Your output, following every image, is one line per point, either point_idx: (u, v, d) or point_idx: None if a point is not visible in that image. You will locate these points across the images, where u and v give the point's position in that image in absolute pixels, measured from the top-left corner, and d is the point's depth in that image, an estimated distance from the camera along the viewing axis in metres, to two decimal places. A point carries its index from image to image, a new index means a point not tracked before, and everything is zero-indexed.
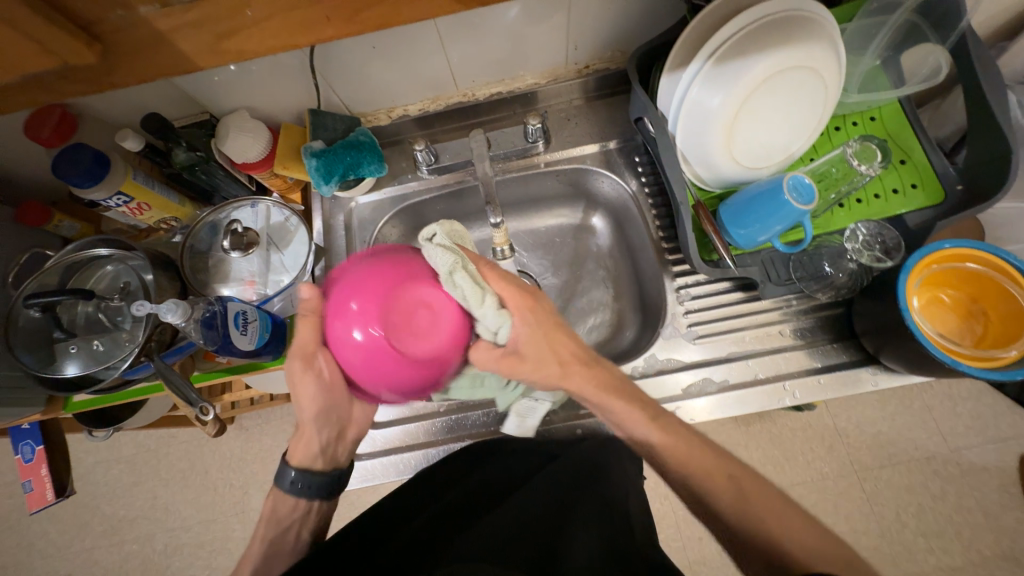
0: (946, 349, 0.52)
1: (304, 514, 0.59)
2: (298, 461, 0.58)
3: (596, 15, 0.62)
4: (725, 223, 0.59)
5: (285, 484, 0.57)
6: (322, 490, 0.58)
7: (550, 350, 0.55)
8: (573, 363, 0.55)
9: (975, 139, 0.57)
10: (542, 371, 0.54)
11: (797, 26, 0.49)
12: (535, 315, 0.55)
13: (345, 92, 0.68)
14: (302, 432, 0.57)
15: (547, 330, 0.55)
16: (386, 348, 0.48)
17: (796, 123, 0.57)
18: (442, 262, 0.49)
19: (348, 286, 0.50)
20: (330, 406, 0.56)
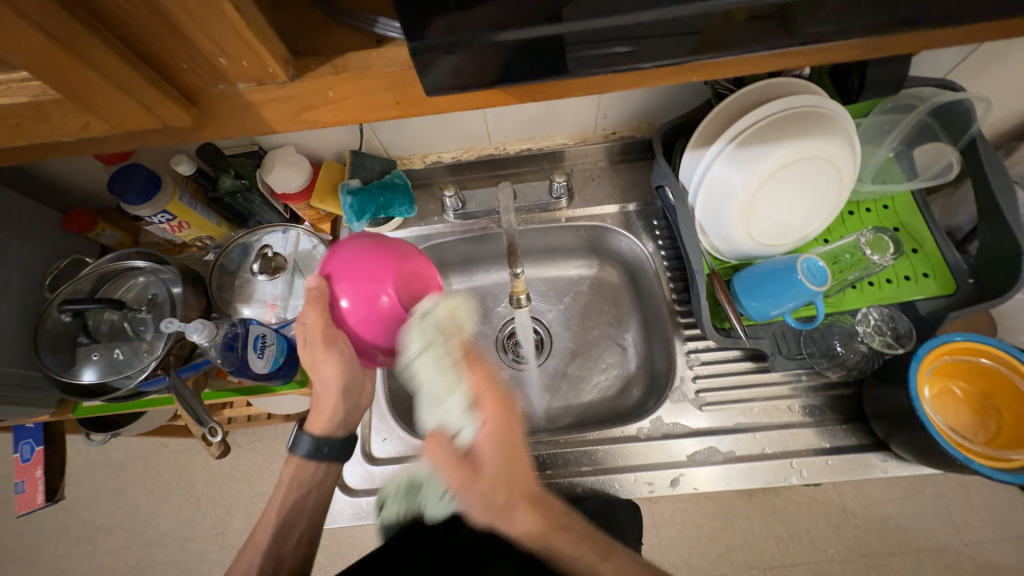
0: (958, 444, 0.51)
1: (321, 481, 0.58)
2: (315, 428, 0.57)
3: (626, 91, 0.67)
4: (739, 293, 0.61)
5: (301, 450, 0.56)
6: (340, 453, 0.57)
7: (503, 480, 0.46)
8: (519, 501, 0.46)
9: (984, 238, 0.59)
10: (489, 495, 0.46)
11: (815, 121, 0.53)
12: (505, 427, 0.48)
13: (386, 137, 0.73)
14: (322, 400, 0.56)
15: (511, 449, 0.48)
16: (391, 314, 0.49)
17: (810, 206, 0.59)
18: (420, 335, 0.47)
19: (353, 261, 0.50)
20: (355, 378, 0.55)
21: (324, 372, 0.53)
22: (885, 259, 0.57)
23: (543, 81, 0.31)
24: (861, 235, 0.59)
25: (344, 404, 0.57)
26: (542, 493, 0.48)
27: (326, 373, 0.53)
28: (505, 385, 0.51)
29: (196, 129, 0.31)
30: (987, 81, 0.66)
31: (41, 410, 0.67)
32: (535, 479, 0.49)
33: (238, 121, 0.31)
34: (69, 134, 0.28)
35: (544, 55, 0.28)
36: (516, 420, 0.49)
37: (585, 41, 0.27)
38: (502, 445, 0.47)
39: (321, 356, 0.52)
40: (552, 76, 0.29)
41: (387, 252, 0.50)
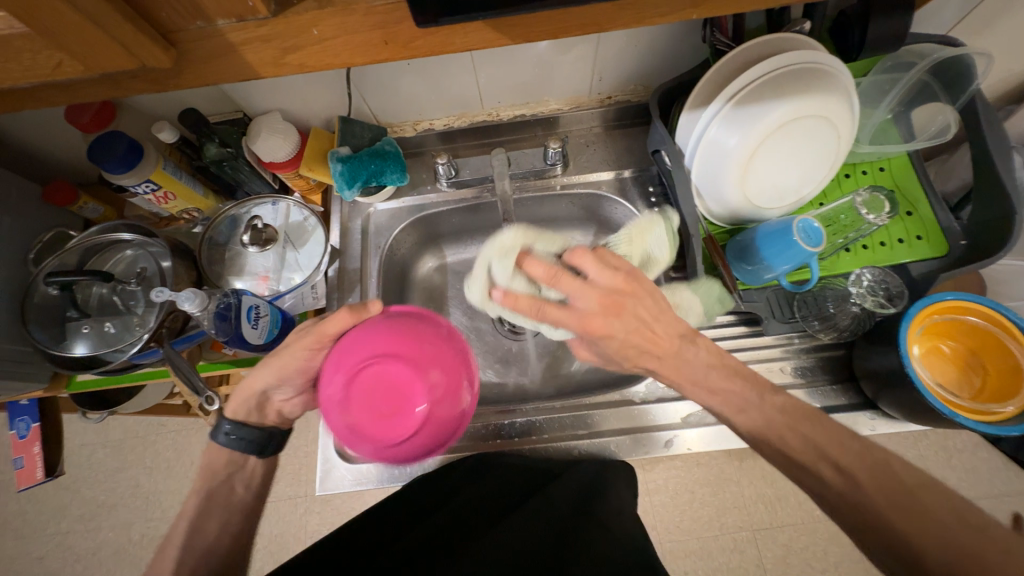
0: (945, 400, 0.53)
1: (228, 476, 0.60)
2: (232, 415, 0.60)
3: (622, 50, 0.65)
4: (733, 259, 0.62)
5: (220, 437, 0.60)
6: (253, 445, 0.60)
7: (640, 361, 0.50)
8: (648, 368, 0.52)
9: (979, 199, 0.59)
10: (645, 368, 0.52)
11: (814, 78, 0.52)
12: (620, 324, 0.48)
13: (375, 103, 0.71)
14: (240, 389, 0.59)
15: (628, 339, 0.48)
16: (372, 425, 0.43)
17: (807, 168, 0.59)
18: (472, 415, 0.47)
19: (342, 352, 0.47)
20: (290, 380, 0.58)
21: (283, 359, 0.56)
22: (881, 219, 0.57)
23: (536, 15, 0.29)
24: (857, 195, 0.58)
25: (257, 395, 0.59)
26: (676, 350, 0.50)
27: (279, 360, 0.57)
28: (579, 289, 0.47)
29: (175, 75, 0.30)
30: (987, 39, 0.65)
31: (34, 385, 0.66)
32: (671, 332, 0.50)
33: (218, 66, 0.30)
34: (37, 75, 0.27)
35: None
36: (632, 316, 0.48)
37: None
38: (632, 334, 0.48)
39: (298, 346, 0.55)
40: (546, 7, 0.28)
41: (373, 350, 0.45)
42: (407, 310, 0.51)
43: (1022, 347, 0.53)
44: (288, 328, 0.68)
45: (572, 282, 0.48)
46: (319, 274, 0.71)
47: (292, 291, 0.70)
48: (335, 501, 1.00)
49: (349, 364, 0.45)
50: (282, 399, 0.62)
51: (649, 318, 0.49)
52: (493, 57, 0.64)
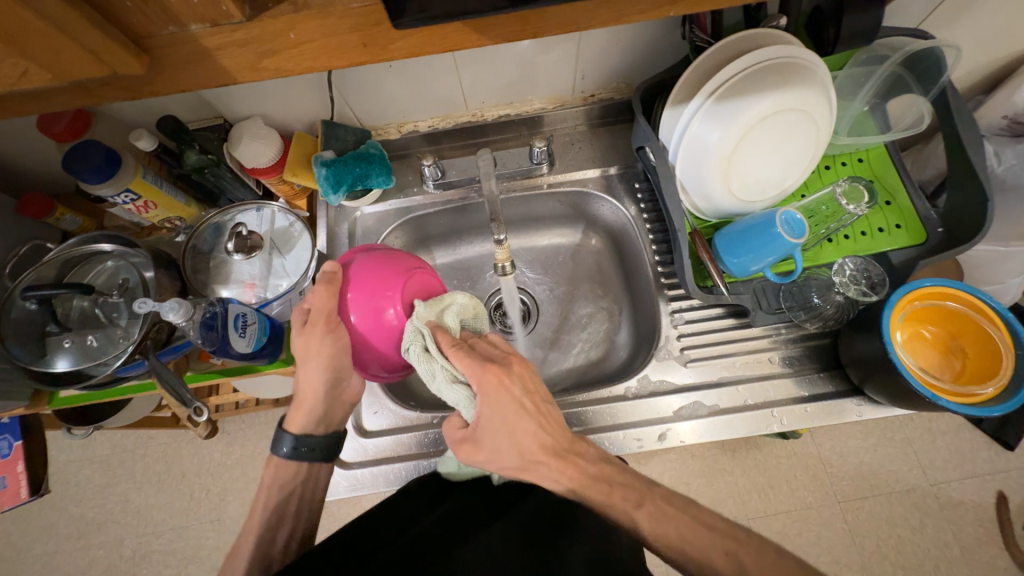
0: (928, 383, 0.54)
1: (304, 479, 0.60)
2: (298, 428, 0.59)
3: (604, 48, 0.65)
4: (720, 251, 0.62)
5: (286, 450, 0.58)
6: (325, 450, 0.59)
7: (510, 434, 0.50)
8: (537, 457, 0.50)
9: (955, 189, 0.61)
10: (487, 445, 0.50)
11: (791, 72, 0.53)
12: (503, 393, 0.49)
13: (358, 105, 0.70)
14: (303, 398, 0.57)
15: (510, 413, 0.49)
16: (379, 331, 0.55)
17: (787, 162, 0.60)
18: (455, 398, 0.50)
19: (352, 276, 0.56)
20: (343, 371, 0.57)
21: (321, 355, 0.54)
22: (860, 209, 0.58)
23: (516, 15, 0.29)
24: (837, 186, 0.60)
25: (322, 398, 0.58)
26: (565, 443, 0.52)
27: (318, 358, 0.55)
28: (488, 353, 0.52)
29: (151, 81, 0.29)
30: (957, 33, 0.67)
31: (15, 402, 0.65)
32: (560, 427, 0.52)
33: (193, 72, 0.29)
34: (5, 86, 0.26)
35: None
36: (520, 378, 0.51)
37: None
38: (511, 412, 0.49)
39: (316, 341, 0.54)
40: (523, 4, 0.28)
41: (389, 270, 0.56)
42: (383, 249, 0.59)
43: (999, 330, 0.54)
44: (277, 335, 0.67)
45: (486, 346, 0.53)
46: (307, 280, 0.70)
47: (281, 298, 0.69)
48: (332, 508, 1.00)
49: (393, 282, 0.55)
50: (345, 391, 0.61)
51: (535, 387, 0.52)
52: (476, 57, 0.64)
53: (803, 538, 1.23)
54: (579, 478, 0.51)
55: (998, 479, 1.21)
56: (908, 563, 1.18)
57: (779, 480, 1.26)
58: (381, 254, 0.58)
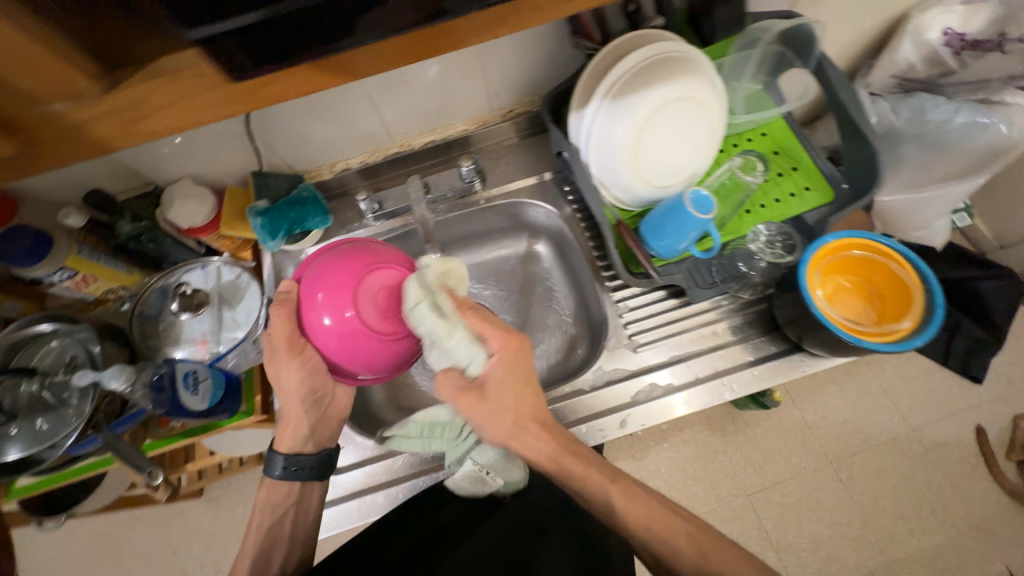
0: (851, 329, 0.57)
1: (297, 499, 0.60)
2: (287, 447, 0.59)
3: (507, 67, 0.69)
4: (646, 237, 0.65)
5: (277, 471, 0.58)
6: (315, 469, 0.59)
7: (515, 399, 0.53)
8: (531, 424, 0.54)
9: (850, 147, 0.66)
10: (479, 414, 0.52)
11: (673, 66, 0.58)
12: (517, 361, 0.53)
13: (285, 153, 0.73)
14: (288, 417, 0.59)
15: (523, 381, 0.53)
16: (354, 333, 0.52)
17: (692, 145, 0.63)
18: (467, 355, 0.51)
19: (320, 276, 0.54)
20: (318, 389, 0.59)
21: (288, 378, 0.56)
22: (756, 176, 0.69)
23: (363, 49, 0.32)
24: (734, 162, 0.70)
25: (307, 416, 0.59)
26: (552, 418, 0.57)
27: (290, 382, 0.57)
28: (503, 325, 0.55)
29: (30, 160, 0.31)
30: (824, 9, 0.73)
31: None
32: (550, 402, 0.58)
33: (68, 147, 0.31)
34: None
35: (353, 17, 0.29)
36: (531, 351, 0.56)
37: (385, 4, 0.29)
38: (522, 375, 0.53)
39: (285, 364, 0.56)
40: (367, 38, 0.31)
41: (362, 257, 0.54)
42: (352, 240, 0.58)
43: (905, 269, 0.58)
44: (235, 388, 0.68)
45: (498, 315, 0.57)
46: (259, 328, 0.71)
47: (235, 349, 0.69)
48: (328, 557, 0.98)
49: (360, 274, 0.53)
50: (333, 404, 0.62)
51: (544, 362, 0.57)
52: (389, 92, 0.68)
53: (803, 504, 1.26)
54: (559, 451, 0.54)
55: (972, 414, 1.31)
56: (905, 511, 1.24)
57: (771, 451, 1.30)
58: (341, 248, 0.56)
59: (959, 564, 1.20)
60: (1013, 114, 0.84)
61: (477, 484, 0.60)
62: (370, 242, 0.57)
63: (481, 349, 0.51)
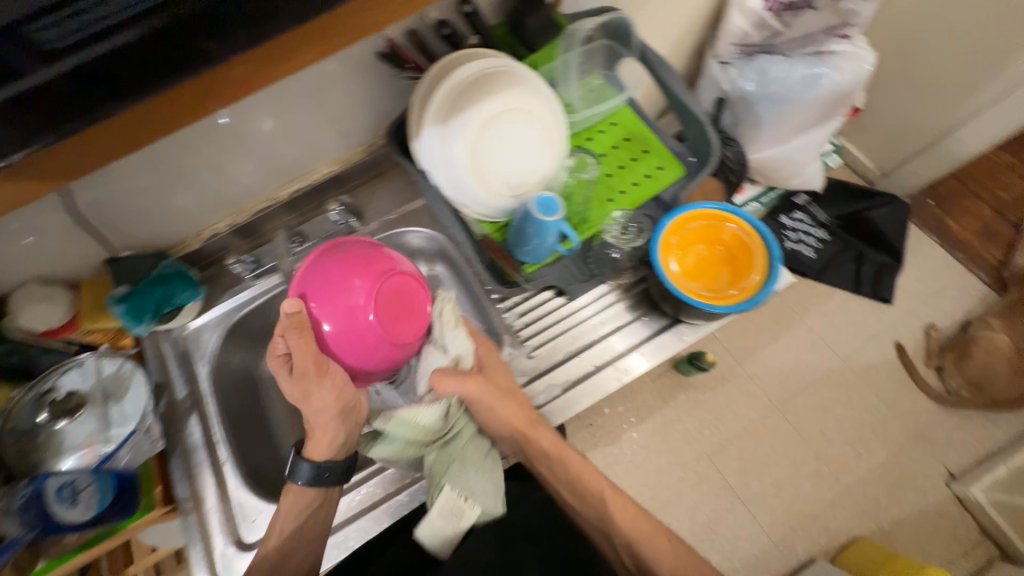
0: (711, 295, 0.62)
1: (320, 505, 0.62)
2: (318, 456, 0.61)
3: (347, 106, 0.70)
4: (512, 247, 0.66)
5: (305, 479, 0.60)
6: (341, 471, 0.62)
7: (504, 389, 0.64)
8: (532, 420, 0.63)
9: (688, 122, 0.70)
10: (479, 396, 0.61)
11: (489, 82, 0.60)
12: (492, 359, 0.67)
13: (139, 231, 0.70)
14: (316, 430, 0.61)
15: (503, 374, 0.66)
16: (377, 332, 0.60)
17: (532, 153, 0.65)
18: (461, 343, 0.64)
19: (339, 279, 0.60)
20: (350, 402, 0.62)
21: (314, 392, 0.59)
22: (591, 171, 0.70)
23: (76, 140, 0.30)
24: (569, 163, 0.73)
25: (338, 426, 0.61)
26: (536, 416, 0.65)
27: (319, 391, 0.59)
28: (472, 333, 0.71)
29: None
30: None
31: None
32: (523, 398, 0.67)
33: None
34: None
35: (67, 99, 0.28)
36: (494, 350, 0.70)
37: (94, 78, 0.28)
38: (495, 365, 0.66)
39: (315, 386, 0.59)
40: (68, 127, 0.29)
41: (375, 260, 0.62)
42: (350, 242, 0.64)
43: (733, 224, 0.64)
44: (131, 486, 0.63)
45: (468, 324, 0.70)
46: (150, 416, 0.66)
47: (124, 445, 0.63)
48: None
49: (381, 274, 0.61)
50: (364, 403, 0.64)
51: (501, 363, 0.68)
52: (234, 149, 0.67)
53: (759, 453, 1.30)
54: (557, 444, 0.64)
55: (890, 333, 1.40)
56: (850, 437, 1.31)
57: (722, 409, 1.33)
58: (349, 250, 0.63)
59: (904, 475, 1.28)
60: (842, 61, 0.92)
61: (455, 512, 0.59)
62: (372, 242, 0.64)
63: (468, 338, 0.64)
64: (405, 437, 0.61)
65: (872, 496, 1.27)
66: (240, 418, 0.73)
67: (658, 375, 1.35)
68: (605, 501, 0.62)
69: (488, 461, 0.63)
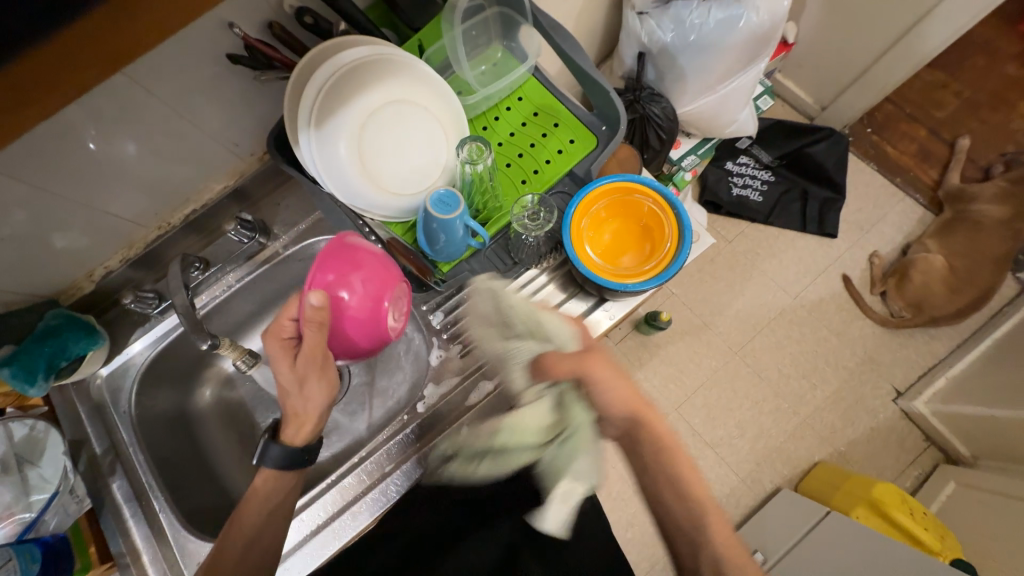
0: (627, 273, 0.65)
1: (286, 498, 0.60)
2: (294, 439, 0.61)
3: (223, 114, 0.63)
4: (422, 247, 0.62)
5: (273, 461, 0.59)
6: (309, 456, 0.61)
7: (616, 372, 0.55)
8: (646, 408, 0.56)
9: (593, 90, 0.66)
10: (598, 379, 0.54)
11: (363, 75, 0.56)
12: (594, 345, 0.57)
13: (15, 283, 0.63)
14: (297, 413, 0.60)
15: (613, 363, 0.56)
16: (370, 325, 0.57)
17: (427, 144, 0.61)
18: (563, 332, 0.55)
19: (329, 279, 0.55)
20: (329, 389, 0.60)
21: (302, 379, 0.57)
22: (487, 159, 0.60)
23: None
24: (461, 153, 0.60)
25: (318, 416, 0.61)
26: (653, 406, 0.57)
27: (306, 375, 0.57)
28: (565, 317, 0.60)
29: None
30: None
31: None
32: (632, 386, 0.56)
33: None
34: None
35: None
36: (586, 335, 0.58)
37: None
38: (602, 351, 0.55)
39: (315, 376, 0.58)
40: None
41: (363, 259, 0.56)
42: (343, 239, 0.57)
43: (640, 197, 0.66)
44: (59, 552, 0.60)
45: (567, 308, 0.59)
46: (70, 477, 0.63)
47: (47, 510, 0.60)
48: None
49: (369, 272, 0.56)
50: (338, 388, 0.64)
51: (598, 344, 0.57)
52: (102, 179, 0.60)
53: (723, 398, 1.34)
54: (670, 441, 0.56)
55: (837, 266, 1.43)
56: (806, 370, 1.36)
57: (684, 362, 1.36)
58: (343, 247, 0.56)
59: (856, 398, 1.35)
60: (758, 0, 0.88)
61: (567, 497, 0.55)
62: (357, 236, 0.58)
63: (569, 324, 0.56)
64: (520, 445, 0.55)
65: (828, 422, 1.34)
66: (173, 463, 0.71)
67: (621, 337, 1.36)
68: (710, 523, 0.53)
69: (597, 445, 0.56)
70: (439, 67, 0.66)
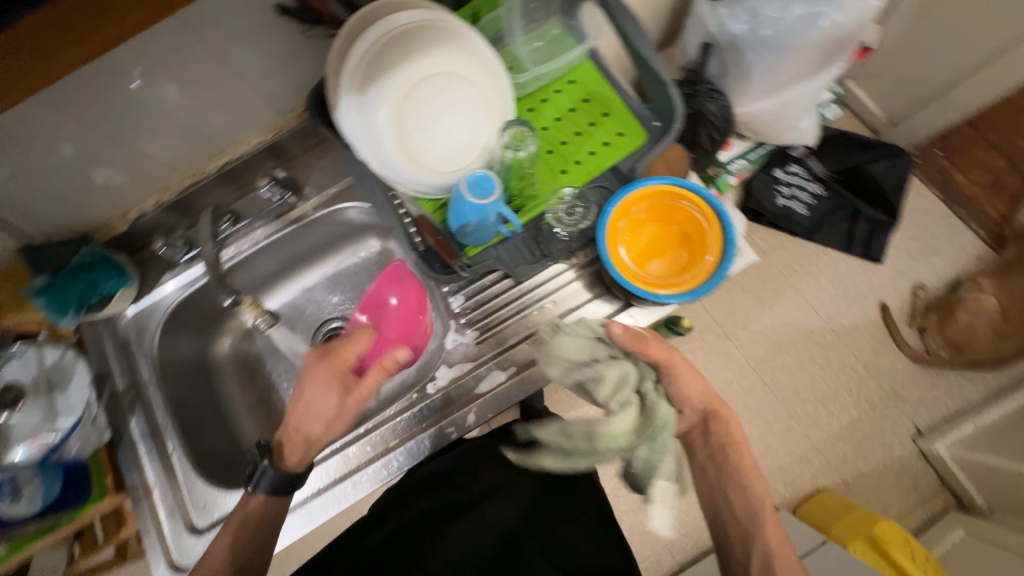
0: (662, 281, 0.62)
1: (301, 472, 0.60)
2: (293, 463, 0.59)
3: (266, 66, 0.61)
4: (451, 229, 0.59)
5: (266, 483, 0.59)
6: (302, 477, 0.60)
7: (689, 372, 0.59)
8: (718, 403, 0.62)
9: (651, 81, 0.61)
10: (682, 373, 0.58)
11: (410, 41, 0.53)
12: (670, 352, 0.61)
13: (53, 214, 0.64)
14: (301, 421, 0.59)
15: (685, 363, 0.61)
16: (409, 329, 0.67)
17: (468, 121, 0.59)
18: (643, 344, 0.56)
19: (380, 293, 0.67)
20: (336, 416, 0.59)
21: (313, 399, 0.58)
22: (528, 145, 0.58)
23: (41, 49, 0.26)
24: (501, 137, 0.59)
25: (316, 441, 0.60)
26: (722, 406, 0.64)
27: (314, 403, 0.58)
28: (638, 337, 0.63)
29: None
30: None
31: None
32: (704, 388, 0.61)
33: None
34: None
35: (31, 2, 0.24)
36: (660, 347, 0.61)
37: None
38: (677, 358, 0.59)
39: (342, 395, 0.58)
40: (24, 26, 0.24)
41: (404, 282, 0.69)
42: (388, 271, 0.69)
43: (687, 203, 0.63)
44: (80, 475, 0.65)
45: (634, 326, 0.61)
46: (94, 407, 0.67)
47: (70, 436, 0.64)
48: None
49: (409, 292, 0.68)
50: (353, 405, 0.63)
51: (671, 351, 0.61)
52: (142, 120, 0.59)
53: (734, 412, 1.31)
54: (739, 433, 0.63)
55: (877, 293, 1.35)
56: (824, 396, 1.32)
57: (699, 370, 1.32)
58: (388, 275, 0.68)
59: (873, 432, 1.30)
60: None
61: (665, 497, 0.54)
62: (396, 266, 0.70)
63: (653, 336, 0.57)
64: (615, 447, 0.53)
65: (840, 451, 1.29)
66: (189, 408, 0.73)
67: None
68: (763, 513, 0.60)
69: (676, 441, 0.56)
70: (492, 38, 0.62)
